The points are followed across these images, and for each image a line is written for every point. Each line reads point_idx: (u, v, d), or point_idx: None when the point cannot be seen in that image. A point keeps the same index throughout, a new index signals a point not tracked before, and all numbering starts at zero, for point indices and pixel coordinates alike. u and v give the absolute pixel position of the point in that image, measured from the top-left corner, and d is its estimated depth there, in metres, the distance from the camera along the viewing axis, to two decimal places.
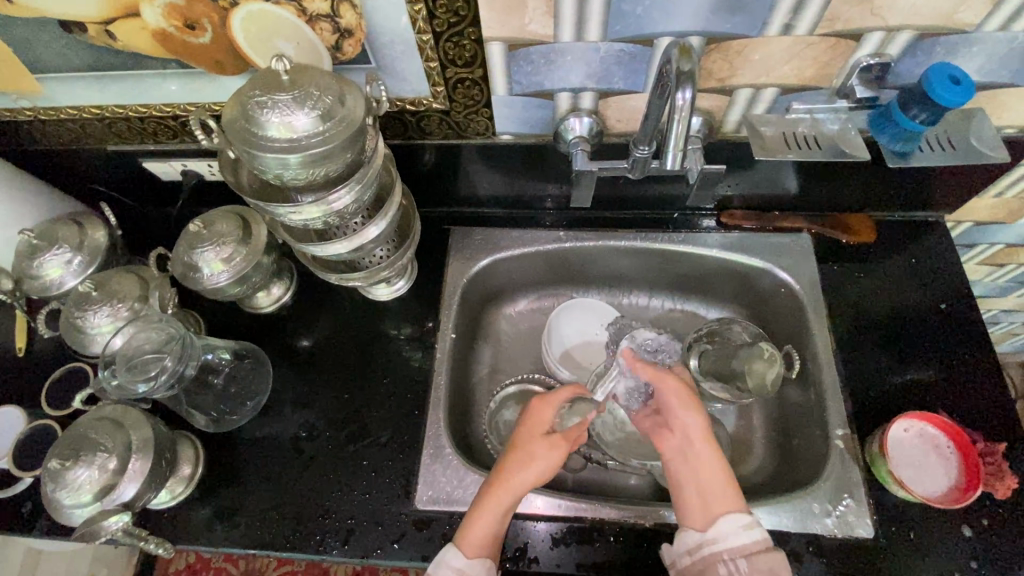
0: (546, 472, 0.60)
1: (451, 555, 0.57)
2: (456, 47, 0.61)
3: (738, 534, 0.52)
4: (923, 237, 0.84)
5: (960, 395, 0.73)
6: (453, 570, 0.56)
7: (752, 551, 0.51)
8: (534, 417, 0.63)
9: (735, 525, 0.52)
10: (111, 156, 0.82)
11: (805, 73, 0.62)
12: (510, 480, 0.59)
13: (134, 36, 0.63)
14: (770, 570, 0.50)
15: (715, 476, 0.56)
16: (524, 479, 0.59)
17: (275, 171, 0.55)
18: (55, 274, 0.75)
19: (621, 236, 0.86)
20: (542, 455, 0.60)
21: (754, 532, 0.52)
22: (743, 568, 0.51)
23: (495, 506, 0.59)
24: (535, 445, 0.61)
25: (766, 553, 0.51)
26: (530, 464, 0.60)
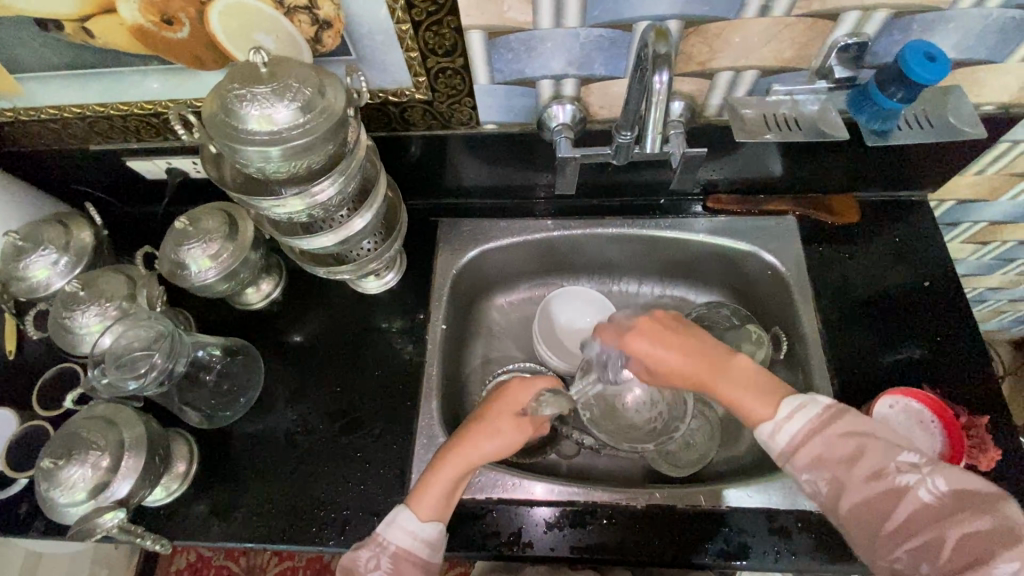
0: (509, 448, 0.63)
1: (403, 517, 0.58)
2: (436, 36, 0.61)
3: (784, 428, 0.52)
4: (907, 216, 0.85)
5: (944, 371, 0.74)
6: (408, 534, 0.57)
7: (798, 444, 0.51)
8: (504, 395, 0.66)
9: (772, 426, 0.53)
10: (94, 155, 0.82)
11: (784, 54, 0.62)
12: (468, 448, 0.61)
13: (110, 32, 0.63)
14: (818, 456, 0.50)
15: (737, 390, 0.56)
16: (483, 450, 0.62)
17: (257, 164, 0.55)
18: (42, 275, 0.75)
19: (608, 223, 0.87)
20: (506, 431, 0.63)
21: (793, 422, 0.52)
22: (797, 466, 0.51)
23: (449, 471, 0.60)
24: (502, 419, 0.64)
25: (807, 442, 0.51)
26: (492, 435, 0.62)
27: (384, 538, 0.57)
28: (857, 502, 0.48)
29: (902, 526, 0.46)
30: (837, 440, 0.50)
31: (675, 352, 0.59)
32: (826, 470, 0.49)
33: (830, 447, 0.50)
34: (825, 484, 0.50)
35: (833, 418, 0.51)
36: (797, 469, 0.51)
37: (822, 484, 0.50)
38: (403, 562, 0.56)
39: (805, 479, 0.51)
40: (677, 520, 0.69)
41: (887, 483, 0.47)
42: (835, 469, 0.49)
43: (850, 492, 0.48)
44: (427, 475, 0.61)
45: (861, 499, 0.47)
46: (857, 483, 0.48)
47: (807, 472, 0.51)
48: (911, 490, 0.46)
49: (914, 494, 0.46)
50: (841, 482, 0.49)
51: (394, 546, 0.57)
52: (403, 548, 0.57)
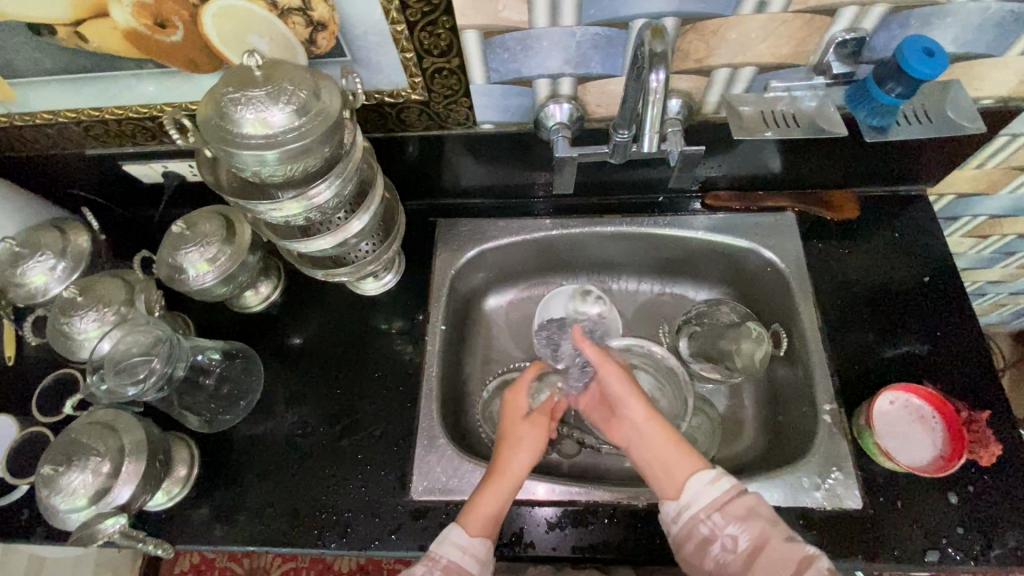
0: (538, 450, 0.65)
1: (454, 534, 0.58)
2: (431, 36, 0.60)
3: (707, 490, 0.54)
4: (906, 211, 0.84)
5: (944, 367, 0.74)
6: (459, 549, 0.57)
7: (725, 502, 0.53)
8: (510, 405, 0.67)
9: (707, 479, 0.55)
10: (90, 159, 0.82)
11: (781, 50, 0.62)
12: (507, 463, 0.63)
13: (104, 36, 0.62)
14: (747, 513, 0.53)
15: (661, 451, 0.58)
16: (519, 461, 0.63)
17: (253, 167, 0.55)
18: (40, 281, 0.75)
19: (606, 222, 0.87)
20: (532, 436, 0.65)
21: (723, 483, 0.55)
22: (721, 522, 0.53)
23: (499, 488, 0.61)
24: (523, 427, 0.66)
25: (737, 500, 0.53)
26: (523, 445, 0.64)
27: (436, 554, 0.57)
28: (771, 560, 0.50)
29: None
30: (760, 502, 0.53)
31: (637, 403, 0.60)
32: (754, 528, 0.52)
33: (755, 506, 0.53)
34: (746, 540, 0.51)
35: (744, 494, 0.54)
36: (724, 522, 0.53)
37: (743, 541, 0.51)
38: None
39: (729, 533, 0.52)
40: None
41: (799, 549, 0.50)
42: (764, 525, 0.52)
43: (769, 548, 0.50)
44: (477, 492, 0.61)
45: (779, 556, 0.50)
46: (779, 542, 0.51)
47: (731, 529, 0.52)
48: (816, 560, 0.49)
49: (818, 564, 0.49)
50: (765, 538, 0.51)
51: (446, 560, 0.56)
52: (454, 564, 0.56)
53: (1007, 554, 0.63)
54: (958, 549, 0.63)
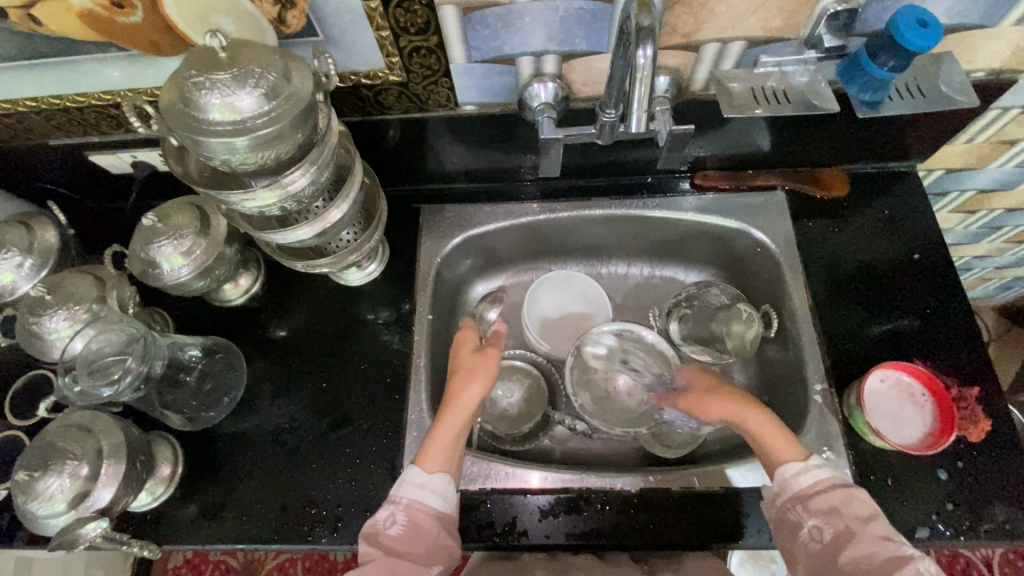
0: (485, 380, 0.66)
1: (413, 473, 0.60)
2: (407, 13, 0.57)
3: (798, 479, 0.58)
4: (895, 188, 0.84)
5: (935, 344, 0.74)
6: (417, 486, 0.59)
7: (811, 494, 0.57)
8: (461, 344, 0.71)
9: (795, 470, 0.59)
10: (54, 151, 0.78)
11: (771, 23, 0.60)
12: (453, 397, 0.65)
13: (57, 18, 0.58)
14: (830, 508, 0.56)
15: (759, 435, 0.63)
16: (473, 391, 0.65)
17: (222, 156, 0.52)
18: (6, 280, 0.71)
19: (596, 205, 0.85)
20: (481, 371, 0.66)
21: (814, 475, 0.58)
22: (805, 513, 0.56)
23: (449, 422, 0.63)
24: (468, 357, 0.68)
25: (826, 493, 0.57)
26: (468, 377, 0.66)
27: (396, 497, 0.59)
28: (856, 555, 0.52)
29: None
30: (854, 498, 0.55)
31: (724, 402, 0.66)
32: (837, 522, 0.54)
33: (846, 503, 0.55)
34: (831, 532, 0.54)
35: (837, 486, 0.57)
36: (807, 513, 0.56)
37: (828, 531, 0.55)
38: (419, 515, 0.58)
39: (811, 524, 0.55)
40: (674, 505, 0.68)
41: (892, 547, 0.51)
42: (849, 520, 0.54)
43: (854, 543, 0.52)
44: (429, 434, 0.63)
45: (864, 552, 0.52)
46: (866, 538, 0.52)
47: (813, 520, 0.55)
48: (912, 561, 0.50)
49: (915, 564, 0.49)
50: (850, 533, 0.53)
51: (406, 500, 0.58)
52: (415, 501, 0.58)
53: (996, 528, 0.64)
54: (948, 525, 0.64)
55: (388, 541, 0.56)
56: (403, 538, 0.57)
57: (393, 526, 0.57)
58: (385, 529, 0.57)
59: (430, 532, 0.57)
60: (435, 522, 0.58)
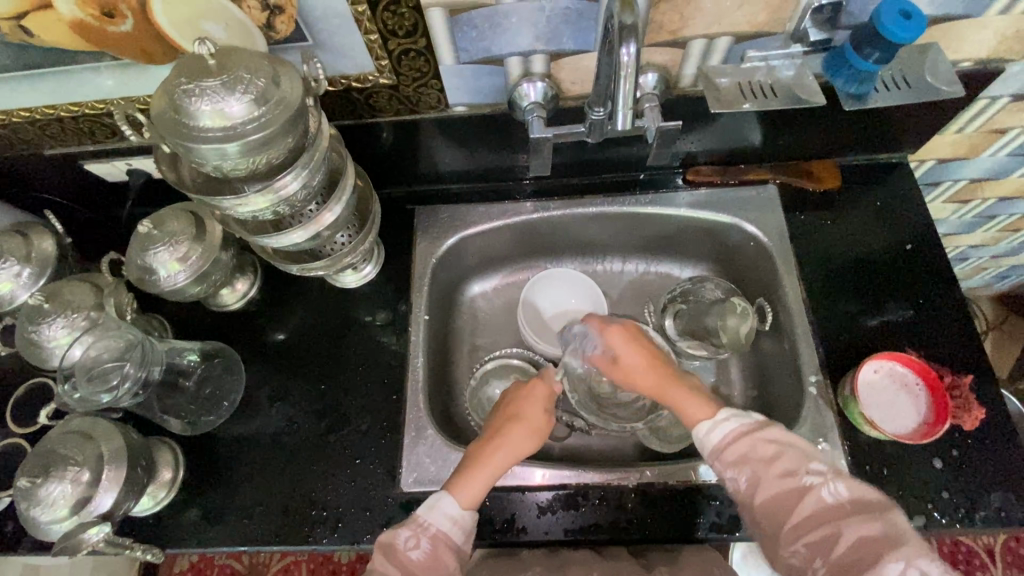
0: (539, 440, 0.68)
1: (446, 502, 0.60)
2: (394, 16, 0.58)
3: (716, 431, 0.58)
4: (887, 180, 0.84)
5: (929, 335, 0.74)
6: (449, 519, 0.59)
7: (725, 446, 0.57)
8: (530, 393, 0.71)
9: (709, 427, 0.59)
10: (50, 160, 0.79)
11: (757, 18, 0.60)
12: (507, 447, 0.65)
13: (49, 29, 0.59)
14: (742, 456, 0.55)
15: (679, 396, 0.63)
16: (525, 444, 0.66)
17: (214, 162, 0.53)
18: (5, 289, 0.72)
19: (588, 202, 0.85)
20: (538, 431, 0.68)
21: (725, 428, 0.58)
22: (723, 467, 0.56)
23: (494, 466, 0.64)
24: (536, 411, 0.69)
25: (735, 444, 0.56)
26: (525, 426, 0.67)
27: (425, 519, 0.58)
28: (765, 496, 0.52)
29: (801, 523, 0.50)
30: (759, 442, 0.55)
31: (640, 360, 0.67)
32: (747, 469, 0.54)
33: (753, 449, 0.55)
34: (746, 480, 0.54)
35: (742, 436, 0.56)
36: (724, 466, 0.56)
37: (743, 481, 0.54)
38: (441, 546, 0.57)
39: (729, 476, 0.55)
40: (671, 498, 0.69)
41: (793, 483, 0.52)
42: (756, 466, 0.54)
43: (764, 485, 0.53)
44: (472, 467, 0.63)
45: (773, 493, 0.52)
46: (770, 479, 0.53)
47: (730, 473, 0.55)
48: (814, 490, 0.51)
49: (816, 494, 0.51)
50: (758, 478, 0.53)
51: (435, 529, 0.58)
52: (442, 533, 0.58)
53: (991, 515, 0.64)
54: (944, 513, 0.64)
55: (406, 562, 0.56)
56: (422, 562, 0.56)
57: (415, 550, 0.56)
58: (406, 550, 0.56)
59: (447, 565, 0.56)
60: (455, 558, 0.58)
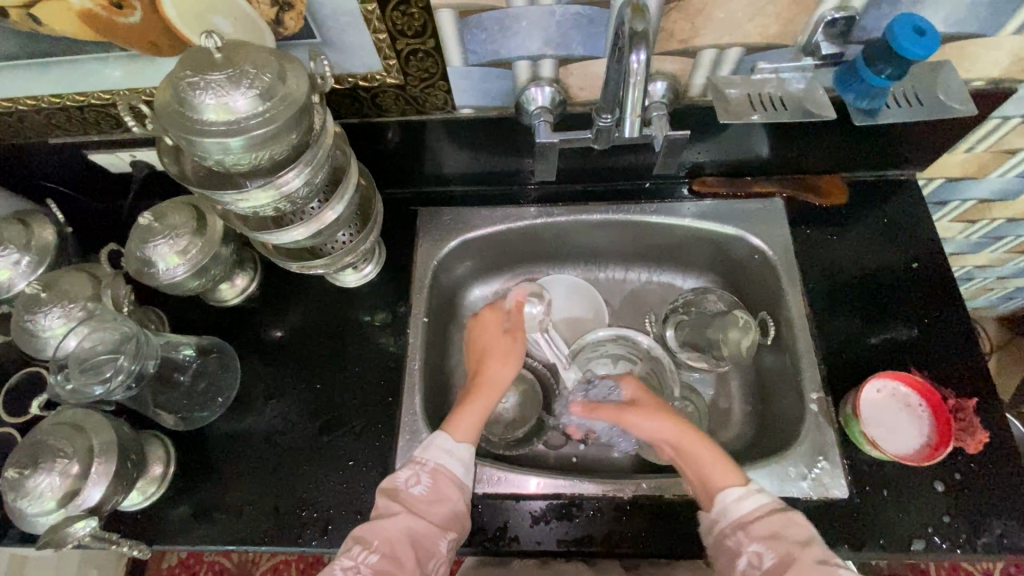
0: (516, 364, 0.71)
1: (442, 440, 0.62)
2: (404, 16, 0.58)
3: (738, 504, 0.56)
4: (894, 197, 0.83)
5: (934, 355, 0.73)
6: (447, 452, 0.61)
7: (751, 520, 0.55)
8: (488, 328, 0.74)
9: (735, 494, 0.57)
10: (54, 149, 0.79)
11: (769, 30, 0.60)
12: (487, 379, 0.69)
13: (58, 18, 0.59)
14: (771, 533, 0.53)
15: (703, 461, 0.60)
16: (501, 372, 0.69)
17: (216, 156, 0.52)
18: (3, 276, 0.72)
19: (593, 210, 0.85)
20: (510, 353, 0.71)
21: (751, 500, 0.56)
22: (744, 539, 0.54)
23: (479, 401, 0.67)
24: (496, 338, 0.73)
25: (767, 518, 0.54)
26: (496, 358, 0.71)
27: (423, 458, 0.60)
28: None
29: None
30: (790, 522, 0.53)
31: (659, 421, 0.65)
32: (779, 546, 0.52)
33: (785, 527, 0.53)
34: (771, 558, 0.52)
35: (773, 513, 0.55)
36: (746, 538, 0.54)
37: (768, 558, 0.52)
38: (441, 478, 0.59)
39: (752, 550, 0.53)
40: (665, 513, 0.68)
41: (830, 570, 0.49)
42: (790, 545, 0.52)
43: (796, 565, 0.50)
44: (460, 404, 0.66)
45: None
46: (806, 563, 0.50)
47: (754, 546, 0.53)
48: None
49: None
50: (791, 558, 0.51)
51: (433, 463, 0.60)
52: (442, 466, 0.60)
53: (992, 542, 0.63)
54: (945, 538, 0.63)
55: (410, 498, 0.57)
56: (425, 497, 0.58)
57: (416, 485, 0.58)
58: (408, 488, 0.58)
59: (451, 497, 0.59)
60: (456, 490, 0.59)
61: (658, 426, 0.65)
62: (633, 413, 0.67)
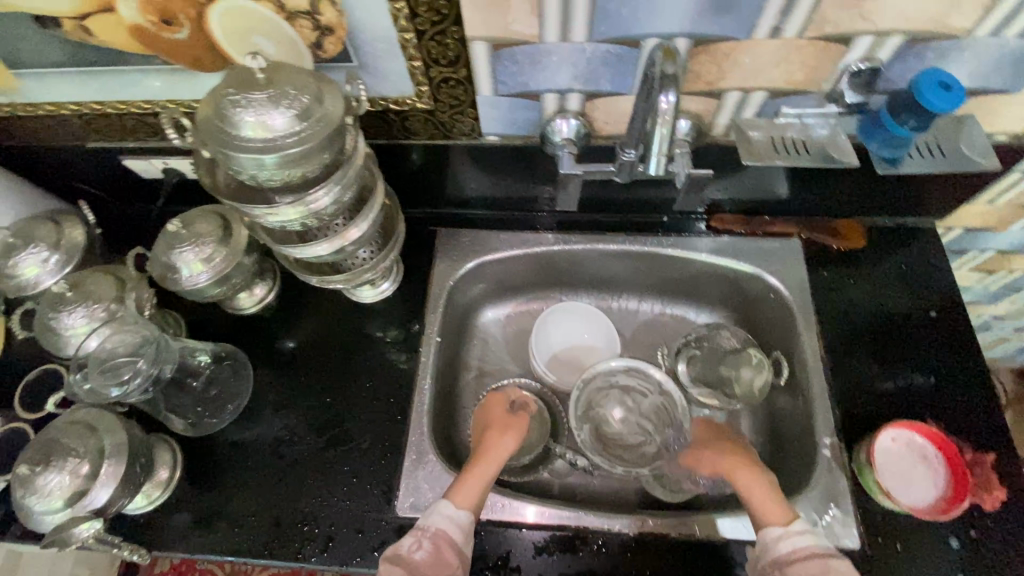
0: (517, 437, 0.71)
1: (442, 506, 0.61)
2: (439, 45, 0.59)
3: (779, 543, 0.56)
4: (913, 244, 0.83)
5: (951, 406, 0.72)
6: (447, 516, 0.60)
7: (790, 561, 0.54)
8: (491, 409, 0.77)
9: (776, 533, 0.57)
10: (91, 153, 0.81)
11: (795, 76, 0.61)
12: (487, 449, 0.69)
13: (108, 30, 0.61)
14: None
15: (749, 493, 0.62)
16: (503, 445, 0.69)
17: (251, 171, 0.54)
18: (30, 273, 0.73)
19: (610, 239, 0.85)
20: (512, 428, 0.72)
21: (794, 540, 0.55)
22: None
23: (481, 469, 0.66)
24: (499, 416, 0.75)
25: (804, 561, 0.53)
26: (498, 431, 0.71)
27: (425, 524, 0.59)
28: None
29: None
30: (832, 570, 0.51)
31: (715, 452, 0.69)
32: None
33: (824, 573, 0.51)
34: None
35: (816, 557, 0.53)
36: None
37: None
38: (442, 543, 0.57)
39: None
40: (670, 551, 0.67)
41: None
42: None
43: None
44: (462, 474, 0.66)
45: None
46: None
47: None
48: None
49: None
50: None
51: (433, 528, 0.58)
52: (441, 530, 0.58)
53: None
54: None
55: (411, 562, 0.55)
56: (426, 562, 0.55)
57: (418, 550, 0.56)
58: (410, 553, 0.56)
59: (450, 562, 0.56)
60: (456, 555, 0.57)
61: (715, 460, 0.68)
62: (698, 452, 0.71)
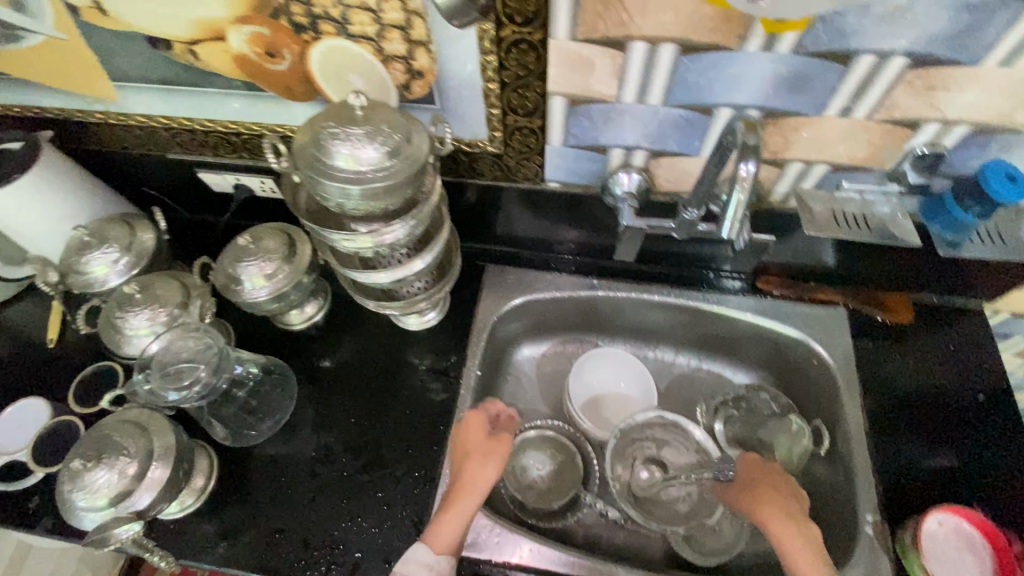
0: (499, 463, 0.68)
1: (419, 552, 0.61)
2: (520, 97, 0.63)
3: None
4: (960, 324, 0.83)
5: (998, 496, 0.70)
6: (424, 567, 0.60)
7: None
8: (470, 426, 0.72)
9: None
10: (169, 163, 0.85)
11: (859, 154, 0.63)
12: (465, 481, 0.66)
13: (215, 56, 0.66)
14: None
15: (789, 550, 0.60)
16: (483, 475, 0.66)
17: (337, 199, 0.57)
18: (100, 272, 0.76)
19: (654, 291, 0.87)
20: (492, 454, 0.69)
21: None
22: None
23: (460, 509, 0.64)
24: (479, 437, 0.71)
25: None
26: (477, 459, 0.68)
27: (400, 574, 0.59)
28: None
29: None
30: None
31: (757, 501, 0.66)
32: None
33: None
34: None
35: None
36: None
37: None
38: None
39: None
40: None
41: None
42: None
43: None
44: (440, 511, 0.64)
45: None
46: None
47: None
48: None
49: None
50: None
51: None
52: None
53: None
54: None
55: None
56: None
57: None
58: None
59: None
60: None
61: (756, 505, 0.65)
62: (742, 494, 0.67)
